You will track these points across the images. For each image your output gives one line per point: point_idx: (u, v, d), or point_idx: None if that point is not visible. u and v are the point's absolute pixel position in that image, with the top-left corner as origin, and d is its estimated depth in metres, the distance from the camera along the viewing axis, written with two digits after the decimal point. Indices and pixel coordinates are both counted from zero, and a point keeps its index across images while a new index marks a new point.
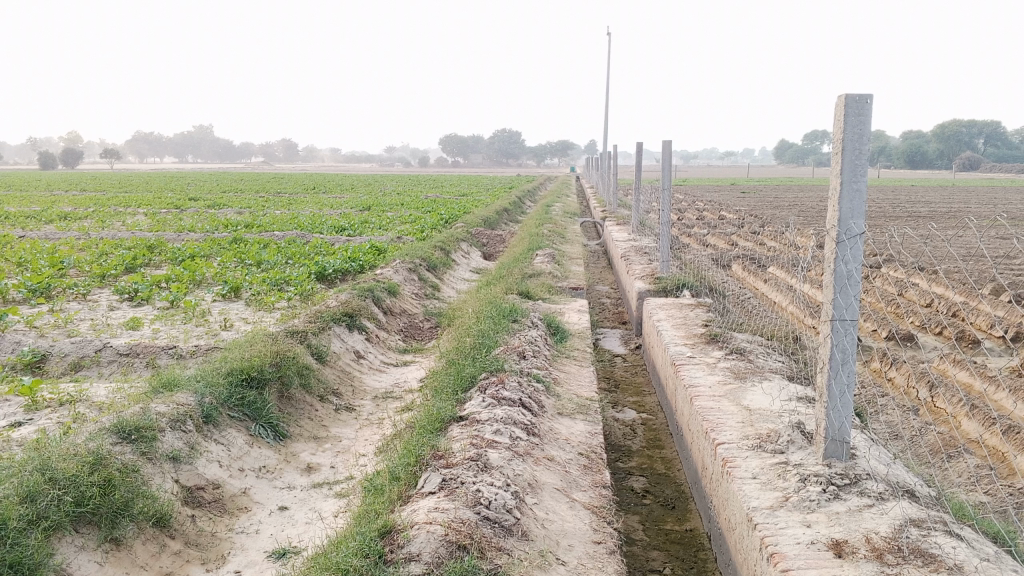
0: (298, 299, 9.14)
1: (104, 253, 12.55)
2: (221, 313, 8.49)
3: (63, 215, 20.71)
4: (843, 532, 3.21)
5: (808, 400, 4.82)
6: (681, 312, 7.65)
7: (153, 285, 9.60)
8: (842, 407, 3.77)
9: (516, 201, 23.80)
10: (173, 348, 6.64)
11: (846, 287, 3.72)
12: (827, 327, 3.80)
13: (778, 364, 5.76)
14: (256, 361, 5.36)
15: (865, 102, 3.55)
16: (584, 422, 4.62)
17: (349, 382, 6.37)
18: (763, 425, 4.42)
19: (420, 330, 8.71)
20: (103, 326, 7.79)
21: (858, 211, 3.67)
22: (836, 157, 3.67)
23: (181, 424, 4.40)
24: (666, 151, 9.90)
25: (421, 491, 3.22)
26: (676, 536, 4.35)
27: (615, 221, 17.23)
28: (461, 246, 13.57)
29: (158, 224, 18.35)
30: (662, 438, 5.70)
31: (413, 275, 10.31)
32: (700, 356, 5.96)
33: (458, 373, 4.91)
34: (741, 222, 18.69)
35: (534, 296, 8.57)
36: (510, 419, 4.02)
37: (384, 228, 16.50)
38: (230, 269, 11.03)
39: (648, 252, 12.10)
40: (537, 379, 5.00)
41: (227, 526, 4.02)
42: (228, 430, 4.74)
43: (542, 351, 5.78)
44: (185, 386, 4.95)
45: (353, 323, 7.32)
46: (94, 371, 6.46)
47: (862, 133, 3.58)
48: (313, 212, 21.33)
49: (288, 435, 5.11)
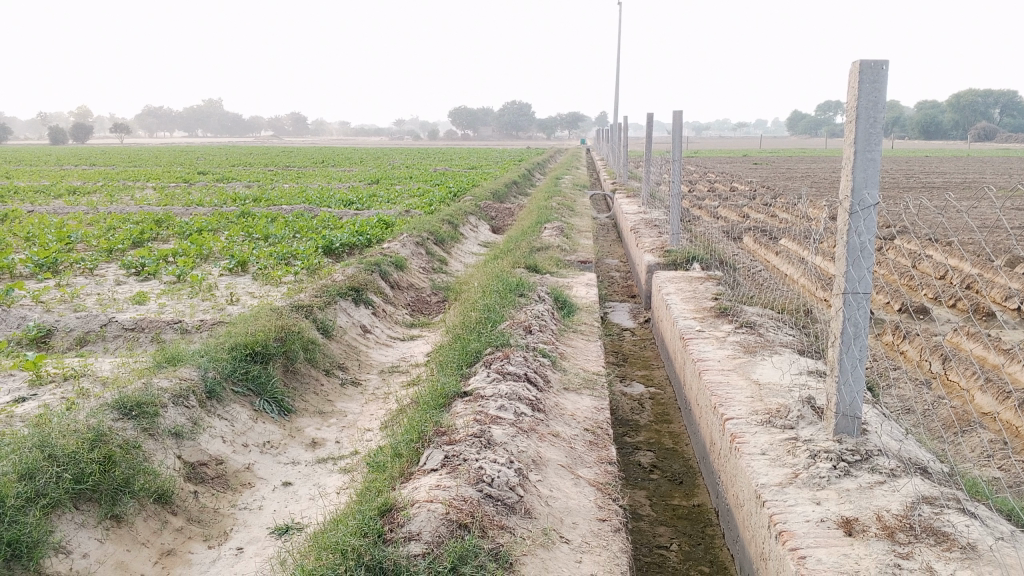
0: (304, 273, 9.09)
1: (111, 227, 12.52)
2: (227, 287, 8.45)
3: (72, 190, 20.70)
4: (853, 509, 3.14)
5: (819, 373, 4.74)
6: (690, 286, 7.56)
7: (159, 260, 9.57)
8: (853, 381, 3.69)
9: (526, 174, 23.66)
10: (178, 323, 6.60)
11: (858, 259, 3.62)
12: (839, 300, 3.71)
13: (788, 338, 5.67)
14: (260, 335, 5.31)
15: (880, 69, 3.43)
16: (590, 397, 4.55)
17: (356, 357, 6.33)
18: (772, 401, 4.34)
19: (428, 304, 8.65)
20: (109, 301, 7.77)
21: (871, 180, 3.56)
22: (850, 125, 3.55)
23: (183, 399, 4.37)
24: (676, 121, 9.74)
25: (422, 468, 3.17)
26: (684, 511, 4.30)
27: (624, 193, 17.09)
28: (469, 219, 13.48)
29: (166, 198, 18.29)
30: (671, 413, 5.64)
31: (420, 248, 10.25)
32: (708, 330, 5.87)
33: (463, 348, 4.85)
34: (753, 194, 18.52)
35: (542, 270, 8.49)
36: (515, 394, 3.96)
37: (392, 201, 16.42)
38: (237, 242, 11.00)
39: (658, 224, 11.97)
40: (544, 354, 4.93)
41: (230, 502, 3.99)
42: (232, 405, 4.70)
43: (548, 325, 5.70)
44: (188, 361, 4.92)
45: (360, 297, 7.26)
46: (99, 346, 6.43)
47: (877, 101, 3.46)
48: (321, 185, 21.20)
49: (292, 410, 5.07)
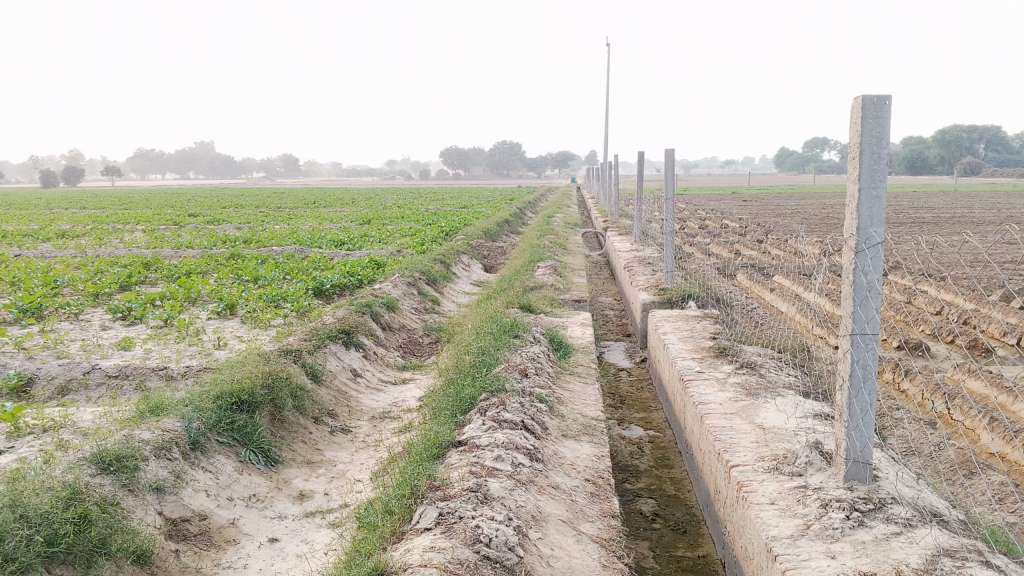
0: (293, 316, 8.93)
1: (99, 271, 12.37)
2: (214, 331, 8.28)
3: (61, 233, 20.60)
4: (871, 563, 2.98)
5: (825, 416, 4.59)
6: (687, 325, 7.43)
7: (146, 304, 9.41)
8: (864, 426, 3.55)
9: (518, 213, 23.66)
10: (163, 369, 6.42)
11: (866, 299, 3.51)
12: (846, 342, 3.58)
13: (790, 379, 5.53)
14: (246, 383, 5.15)
15: (883, 104, 3.35)
16: (590, 444, 4.38)
17: (346, 402, 6.15)
18: (779, 446, 4.19)
19: (420, 345, 8.49)
20: (94, 347, 7.58)
21: (877, 218, 3.46)
22: (853, 162, 3.46)
23: (165, 451, 4.19)
24: (669, 159, 9.70)
25: (415, 527, 3.00)
26: (689, 563, 4.12)
27: (616, 231, 17.05)
28: (462, 258, 13.37)
29: (155, 241, 18.13)
30: (671, 458, 5.47)
31: (412, 288, 10.11)
32: (708, 371, 5.73)
33: (457, 395, 4.69)
34: (745, 230, 18.50)
35: (536, 310, 8.36)
36: (511, 443, 3.79)
37: (383, 241, 16.32)
38: (226, 285, 10.85)
39: (651, 262, 11.88)
40: (540, 399, 4.77)
41: (213, 561, 3.79)
42: (217, 457, 4.51)
43: (544, 368, 5.55)
44: (172, 410, 4.74)
45: (350, 340, 7.11)
46: (81, 394, 6.24)
47: (880, 137, 3.38)
48: (312, 226, 21.16)
49: (280, 461, 4.89)
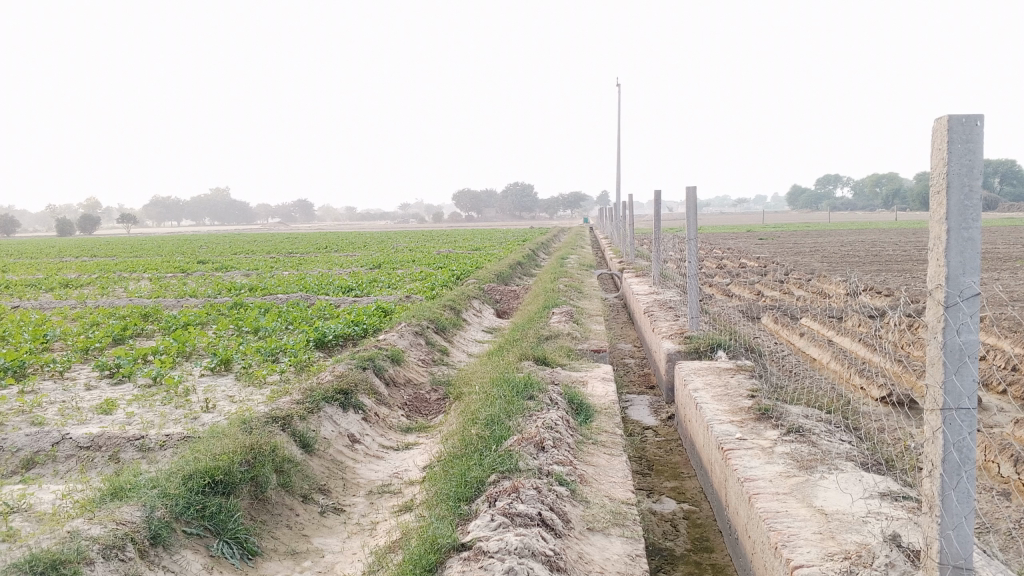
0: (292, 371, 8.29)
1: (94, 323, 11.78)
2: (205, 390, 7.64)
3: (64, 283, 20.03)
4: None
5: (898, 498, 3.90)
6: (720, 379, 6.74)
7: (136, 360, 8.78)
8: (964, 525, 2.87)
9: (532, 255, 23.14)
10: (140, 439, 5.76)
11: (962, 366, 2.83)
12: (937, 419, 2.91)
13: (846, 448, 4.83)
14: (222, 461, 4.50)
15: (974, 125, 2.70)
16: (622, 540, 3.69)
17: (341, 475, 5.46)
18: (849, 538, 3.52)
19: (427, 402, 7.80)
20: (72, 411, 6.94)
21: (971, 265, 2.78)
22: (939, 197, 2.82)
23: (117, 551, 3.53)
24: (691, 198, 9.10)
25: None
26: None
27: (633, 273, 16.38)
28: (473, 304, 12.74)
29: (158, 290, 17.50)
30: (712, 539, 4.77)
31: (419, 338, 9.47)
32: (751, 437, 5.04)
33: (462, 480, 4.03)
34: (765, 270, 17.81)
35: (552, 363, 7.70)
36: (526, 548, 3.10)
37: (393, 287, 15.74)
38: (223, 337, 10.25)
39: (673, 306, 11.21)
40: (560, 481, 4.08)
41: None
42: (182, 553, 3.85)
43: (564, 437, 4.86)
44: (135, 495, 4.11)
45: (348, 401, 6.45)
46: (48, 469, 5.59)
47: (972, 165, 2.73)
48: (321, 272, 20.57)
49: (258, 553, 4.21)
